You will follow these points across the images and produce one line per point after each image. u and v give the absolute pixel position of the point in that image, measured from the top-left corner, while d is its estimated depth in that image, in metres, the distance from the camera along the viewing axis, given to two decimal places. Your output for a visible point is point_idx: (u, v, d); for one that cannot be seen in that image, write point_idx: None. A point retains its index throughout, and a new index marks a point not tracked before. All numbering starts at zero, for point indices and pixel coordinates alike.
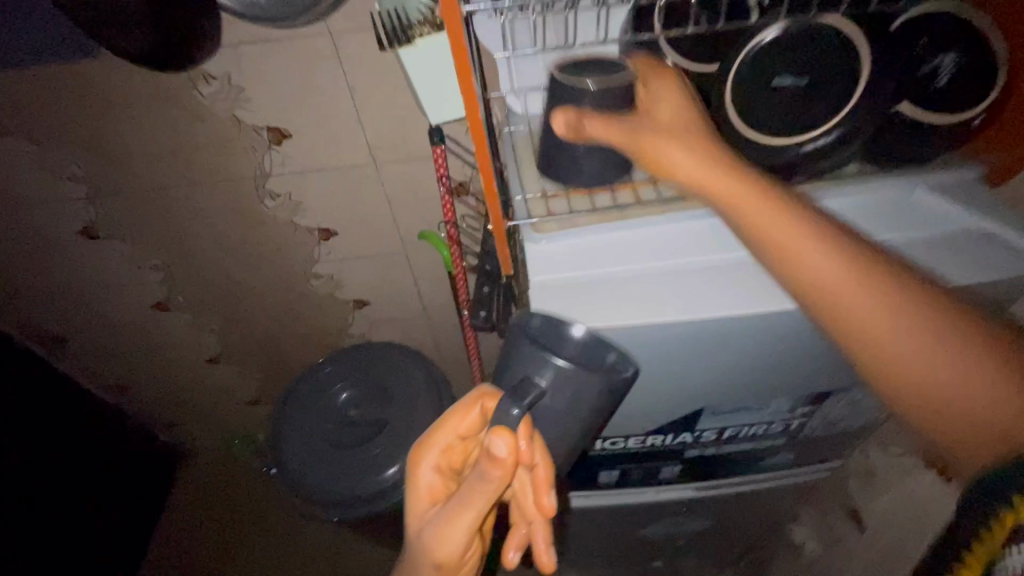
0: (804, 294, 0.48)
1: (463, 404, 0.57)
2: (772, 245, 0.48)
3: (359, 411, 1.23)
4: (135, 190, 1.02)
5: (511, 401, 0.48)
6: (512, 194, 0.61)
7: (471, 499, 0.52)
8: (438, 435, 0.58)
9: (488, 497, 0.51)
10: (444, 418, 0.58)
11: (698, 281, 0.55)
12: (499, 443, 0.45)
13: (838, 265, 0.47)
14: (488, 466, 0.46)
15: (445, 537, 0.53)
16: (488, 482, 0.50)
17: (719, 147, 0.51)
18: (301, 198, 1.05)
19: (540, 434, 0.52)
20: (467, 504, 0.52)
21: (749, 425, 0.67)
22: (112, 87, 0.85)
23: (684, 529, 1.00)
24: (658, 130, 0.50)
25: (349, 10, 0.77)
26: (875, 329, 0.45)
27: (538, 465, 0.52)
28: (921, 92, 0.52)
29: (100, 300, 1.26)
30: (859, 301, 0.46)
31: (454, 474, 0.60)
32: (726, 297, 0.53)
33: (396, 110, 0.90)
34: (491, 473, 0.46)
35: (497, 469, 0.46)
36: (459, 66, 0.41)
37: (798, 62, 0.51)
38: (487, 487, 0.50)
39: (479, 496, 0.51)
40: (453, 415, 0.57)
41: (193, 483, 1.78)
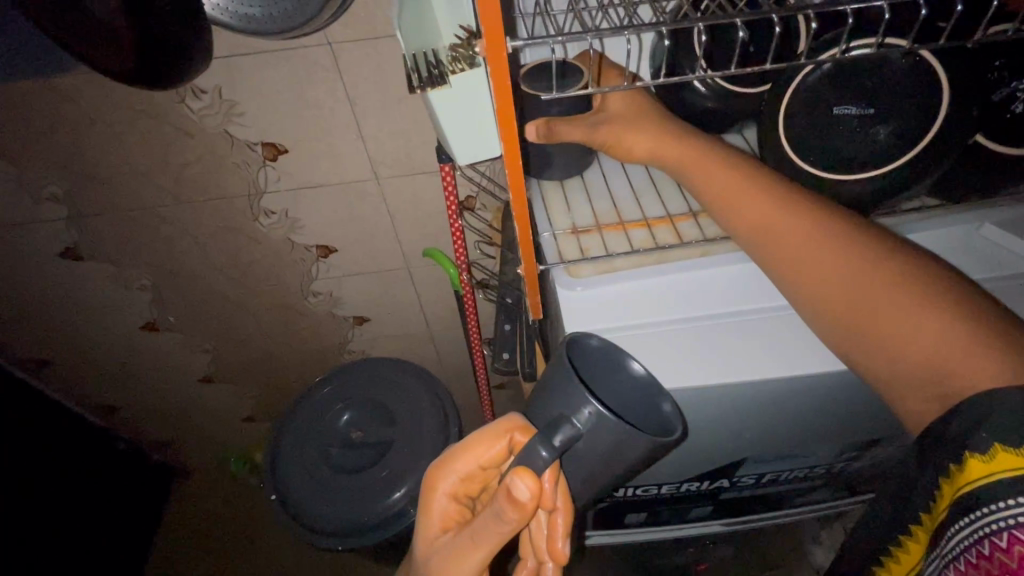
0: (782, 273, 0.50)
1: (488, 434, 0.50)
2: (766, 233, 0.50)
3: (361, 433, 1.16)
4: (120, 210, 0.95)
5: (541, 439, 0.43)
6: (541, 231, 0.59)
7: (483, 538, 0.47)
8: (458, 460, 0.51)
9: (502, 539, 0.46)
10: (467, 443, 0.51)
11: (747, 335, 0.53)
12: (522, 486, 0.41)
13: (825, 253, 0.48)
14: (506, 507, 0.43)
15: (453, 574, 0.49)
16: (505, 527, 0.45)
17: (699, 140, 0.54)
18: (298, 215, 0.99)
19: (563, 478, 0.47)
20: (479, 545, 0.47)
21: (791, 469, 0.63)
22: (92, 103, 0.78)
23: (707, 559, 0.96)
24: (616, 122, 0.54)
25: (350, 18, 0.70)
26: (912, 349, 0.44)
27: (558, 509, 0.47)
28: (994, 120, 0.49)
29: (84, 321, 1.19)
30: (853, 292, 0.47)
31: (470, 500, 0.55)
32: (778, 355, 0.51)
33: (400, 125, 0.84)
34: (508, 516, 0.43)
35: (516, 512, 0.42)
36: (499, 87, 0.38)
37: (864, 91, 0.47)
38: (502, 530, 0.45)
39: (492, 538, 0.46)
40: (478, 442, 0.50)
41: (188, 503, 1.71)
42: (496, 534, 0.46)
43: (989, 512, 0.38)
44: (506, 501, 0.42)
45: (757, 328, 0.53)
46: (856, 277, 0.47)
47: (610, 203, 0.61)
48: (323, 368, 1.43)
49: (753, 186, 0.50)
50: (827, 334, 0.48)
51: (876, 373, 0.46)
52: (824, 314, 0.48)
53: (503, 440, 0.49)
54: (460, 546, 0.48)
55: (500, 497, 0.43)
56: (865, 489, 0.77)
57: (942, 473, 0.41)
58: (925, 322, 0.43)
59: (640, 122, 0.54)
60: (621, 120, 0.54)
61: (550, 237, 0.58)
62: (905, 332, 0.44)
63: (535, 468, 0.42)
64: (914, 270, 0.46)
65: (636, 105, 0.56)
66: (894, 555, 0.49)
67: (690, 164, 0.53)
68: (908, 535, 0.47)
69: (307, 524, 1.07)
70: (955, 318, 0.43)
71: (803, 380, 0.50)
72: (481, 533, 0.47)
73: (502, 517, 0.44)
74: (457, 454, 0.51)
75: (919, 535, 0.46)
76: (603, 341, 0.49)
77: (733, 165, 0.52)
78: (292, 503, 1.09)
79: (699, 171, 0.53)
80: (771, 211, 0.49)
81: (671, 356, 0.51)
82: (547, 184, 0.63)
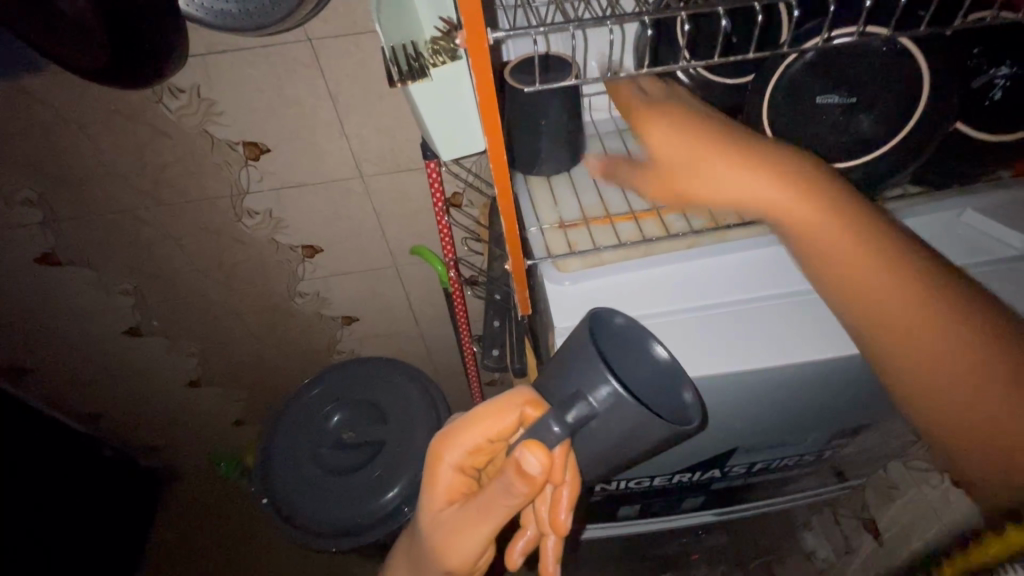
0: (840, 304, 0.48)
1: (498, 406, 0.49)
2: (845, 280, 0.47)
3: (353, 433, 1.15)
4: (98, 213, 0.93)
5: (554, 414, 0.43)
6: (527, 226, 0.59)
7: (487, 512, 0.47)
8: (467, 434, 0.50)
9: (510, 511, 0.47)
10: (478, 416, 0.50)
11: (748, 320, 0.53)
12: (533, 460, 0.41)
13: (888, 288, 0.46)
14: (512, 478, 0.43)
15: (459, 543, 0.49)
16: (510, 501, 0.45)
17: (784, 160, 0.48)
18: (282, 214, 0.97)
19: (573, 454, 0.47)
20: (484, 517, 0.48)
21: (782, 458, 0.64)
22: (65, 104, 0.76)
23: (699, 548, 0.97)
24: (679, 173, 0.50)
25: (330, 14, 0.69)
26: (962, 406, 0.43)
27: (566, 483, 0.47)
28: (975, 108, 0.50)
29: (65, 327, 1.16)
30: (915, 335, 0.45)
31: (475, 472, 0.54)
32: (776, 341, 0.51)
33: (383, 121, 0.83)
34: (518, 488, 0.43)
35: (525, 486, 0.43)
36: (481, 80, 0.37)
37: (847, 79, 0.47)
38: (507, 503, 0.46)
39: (498, 510, 0.47)
40: (488, 414, 0.49)
41: (179, 508, 1.70)
42: (500, 507, 0.46)
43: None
44: (512, 472, 0.43)
45: (756, 312, 0.54)
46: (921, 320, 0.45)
47: (596, 196, 0.61)
48: (313, 369, 1.41)
49: (824, 205, 0.47)
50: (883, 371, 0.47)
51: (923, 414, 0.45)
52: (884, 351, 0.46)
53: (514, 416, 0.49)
54: (465, 516, 0.49)
55: (506, 468, 0.43)
56: (854, 475, 0.79)
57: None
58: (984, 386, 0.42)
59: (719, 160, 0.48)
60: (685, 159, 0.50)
61: (537, 232, 0.58)
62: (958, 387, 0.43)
63: (547, 442, 0.42)
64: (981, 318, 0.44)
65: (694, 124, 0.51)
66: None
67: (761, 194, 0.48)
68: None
69: (299, 526, 1.06)
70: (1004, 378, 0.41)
71: (794, 367, 0.50)
72: (486, 506, 0.47)
73: (510, 490, 0.44)
74: (466, 428, 0.51)
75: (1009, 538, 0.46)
76: (628, 321, 0.48)
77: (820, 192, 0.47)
78: (284, 505, 1.08)
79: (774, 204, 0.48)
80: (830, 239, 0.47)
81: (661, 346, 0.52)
82: (533, 178, 0.62)
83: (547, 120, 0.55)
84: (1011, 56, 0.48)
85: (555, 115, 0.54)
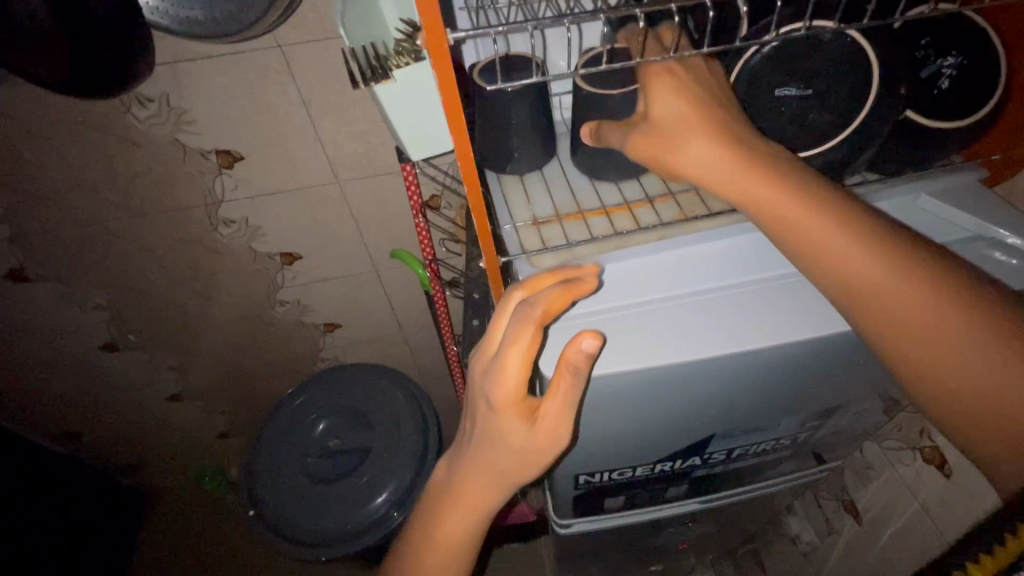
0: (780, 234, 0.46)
1: (527, 336, 0.44)
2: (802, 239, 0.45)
3: (339, 440, 1.14)
4: (69, 227, 0.91)
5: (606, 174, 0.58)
6: (501, 224, 0.59)
7: (559, 416, 0.46)
8: (504, 378, 0.45)
9: (565, 396, 0.45)
10: (504, 360, 0.45)
11: (779, 321, 0.51)
12: (588, 342, 0.41)
13: (843, 237, 0.44)
14: (585, 373, 0.43)
15: (519, 458, 0.48)
16: (578, 394, 0.45)
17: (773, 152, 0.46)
18: (259, 222, 0.96)
19: (557, 377, 0.45)
20: (554, 425, 0.46)
21: (758, 442, 0.66)
22: (30, 115, 0.75)
23: (687, 536, 0.99)
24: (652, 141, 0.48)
25: (299, 20, 0.69)
26: (899, 326, 0.43)
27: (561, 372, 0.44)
28: (925, 98, 0.53)
29: (37, 345, 1.14)
30: (866, 262, 0.44)
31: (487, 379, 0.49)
32: (772, 329, 0.51)
33: (358, 126, 0.83)
34: (571, 375, 0.43)
35: (571, 371, 0.43)
36: (443, 78, 0.38)
37: (802, 73, 0.49)
38: (577, 396, 0.45)
39: (553, 404, 0.45)
40: (518, 348, 0.44)
41: (166, 524, 1.67)
42: (571, 405, 0.46)
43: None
44: (578, 369, 0.43)
45: (776, 310, 0.52)
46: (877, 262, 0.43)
47: (568, 192, 0.62)
48: (296, 378, 1.41)
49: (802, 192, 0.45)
50: (826, 290, 0.46)
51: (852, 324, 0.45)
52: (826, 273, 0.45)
53: (547, 322, 0.45)
54: (534, 438, 0.47)
55: (567, 369, 0.43)
56: (830, 456, 0.81)
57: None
58: (936, 315, 0.42)
59: (698, 133, 0.46)
60: (717, 120, 0.46)
61: (511, 229, 0.59)
62: (908, 310, 0.42)
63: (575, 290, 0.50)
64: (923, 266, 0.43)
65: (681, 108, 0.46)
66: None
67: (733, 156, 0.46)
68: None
69: (286, 535, 1.05)
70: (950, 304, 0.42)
71: (766, 352, 0.51)
72: (557, 413, 0.46)
73: (570, 382, 0.44)
74: (504, 373, 0.45)
75: None
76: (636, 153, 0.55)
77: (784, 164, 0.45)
78: (271, 515, 1.07)
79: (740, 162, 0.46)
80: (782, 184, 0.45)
81: (622, 347, 0.50)
82: (505, 179, 0.63)
83: (516, 118, 0.55)
84: (957, 47, 0.52)
85: (525, 113, 0.55)
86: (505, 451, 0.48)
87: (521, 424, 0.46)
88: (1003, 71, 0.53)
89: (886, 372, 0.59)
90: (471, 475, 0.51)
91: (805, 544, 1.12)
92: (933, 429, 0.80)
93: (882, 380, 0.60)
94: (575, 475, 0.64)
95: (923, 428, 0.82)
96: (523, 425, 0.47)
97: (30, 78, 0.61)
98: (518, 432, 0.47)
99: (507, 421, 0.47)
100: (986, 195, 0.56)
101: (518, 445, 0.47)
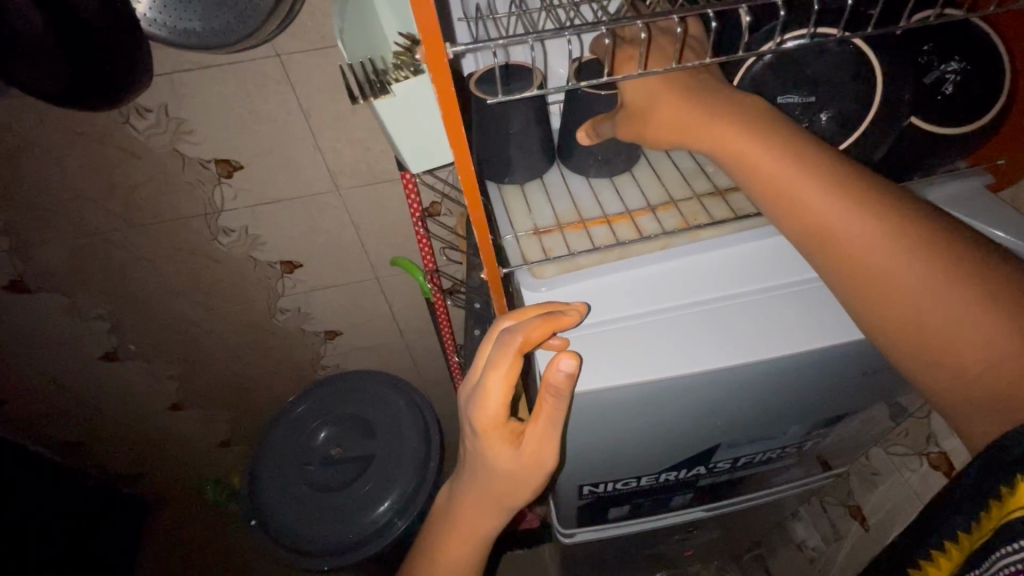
0: (784, 207, 0.45)
1: (506, 364, 0.45)
2: (813, 221, 0.44)
3: (341, 448, 1.12)
4: (68, 238, 0.91)
5: (600, 158, 0.60)
6: (502, 234, 0.59)
7: (543, 440, 0.48)
8: (487, 404, 0.46)
9: (549, 419, 0.47)
10: (486, 388, 0.46)
11: (781, 331, 0.51)
12: (566, 363, 0.44)
13: (869, 222, 0.42)
14: (566, 394, 0.45)
15: (508, 480, 0.49)
16: (562, 415, 0.47)
17: (778, 133, 0.45)
18: (259, 231, 0.96)
19: (540, 402, 0.46)
20: (539, 449, 0.48)
21: (763, 451, 0.66)
22: (27, 127, 0.74)
23: (691, 543, 0.98)
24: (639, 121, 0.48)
25: (297, 28, 0.69)
26: (904, 301, 0.42)
27: (544, 396, 0.46)
28: (931, 103, 0.53)
29: (37, 356, 1.13)
30: (882, 242, 0.42)
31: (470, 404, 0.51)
32: (776, 339, 0.50)
33: (357, 134, 0.82)
34: (554, 396, 0.45)
35: (554, 392, 0.45)
36: (442, 90, 0.37)
37: (805, 80, 0.49)
38: (560, 418, 0.47)
39: (537, 427, 0.47)
40: (498, 375, 0.46)
41: (167, 533, 1.66)
42: (556, 429, 0.47)
43: (1007, 550, 0.34)
44: (559, 391, 0.45)
45: (777, 319, 0.51)
46: (887, 238, 0.42)
47: (569, 201, 0.62)
48: (297, 385, 1.40)
49: (814, 173, 0.44)
50: (840, 289, 0.45)
51: (854, 297, 0.44)
52: (829, 247, 0.44)
53: (529, 350, 0.47)
54: (523, 463, 0.48)
55: (549, 390, 0.45)
56: (835, 462, 0.80)
57: (993, 495, 0.37)
58: (940, 294, 0.40)
59: (676, 109, 0.46)
60: (708, 106, 0.46)
61: (512, 240, 0.58)
62: (915, 285, 0.41)
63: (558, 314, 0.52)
64: (942, 250, 0.41)
65: (655, 90, 0.47)
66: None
67: (722, 134, 0.46)
68: (939, 550, 0.42)
69: (288, 545, 1.04)
70: (962, 280, 0.40)
71: (772, 362, 0.50)
72: (541, 437, 0.47)
73: (554, 404, 0.46)
74: (487, 397, 0.46)
75: (954, 553, 0.41)
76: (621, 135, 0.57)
77: (790, 145, 0.45)
78: (272, 525, 1.06)
79: (728, 141, 0.45)
80: (796, 169, 0.44)
81: (624, 357, 0.50)
82: (506, 188, 0.63)
83: (515, 128, 0.55)
84: (960, 52, 0.51)
85: (524, 121, 0.55)
86: (495, 476, 0.50)
87: (508, 448, 0.48)
88: (1008, 76, 0.52)
89: (891, 380, 0.58)
90: (469, 494, 0.52)
91: (811, 550, 1.11)
92: (940, 435, 0.79)
93: (887, 387, 0.59)
94: (579, 486, 0.64)
95: (930, 434, 0.81)
96: (510, 448, 0.48)
97: (25, 87, 0.60)
98: (505, 455, 0.48)
99: (492, 444, 0.48)
100: (992, 200, 0.56)
101: (506, 470, 0.49)
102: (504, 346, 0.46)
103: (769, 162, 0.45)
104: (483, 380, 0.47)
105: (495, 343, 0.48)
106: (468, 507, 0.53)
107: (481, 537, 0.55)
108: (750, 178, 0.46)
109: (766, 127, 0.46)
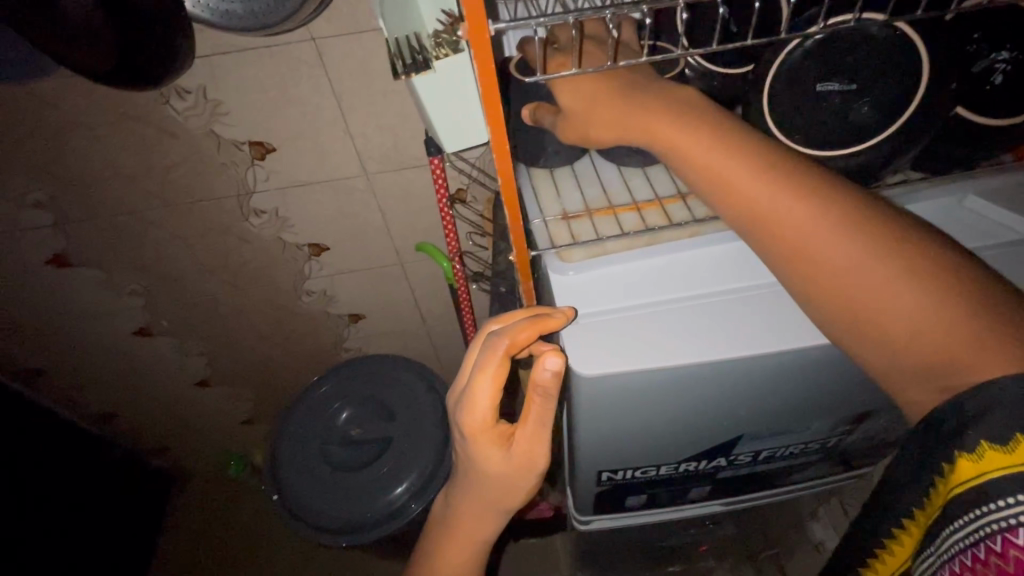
0: (762, 232, 0.44)
1: (491, 368, 0.47)
2: (797, 253, 0.43)
3: (360, 429, 1.15)
4: (107, 214, 0.94)
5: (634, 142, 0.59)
6: (531, 218, 0.59)
7: (533, 439, 0.49)
8: (474, 407, 0.48)
9: (535, 418, 0.48)
10: (471, 393, 0.48)
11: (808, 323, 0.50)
12: (551, 363, 0.44)
13: (860, 259, 0.41)
14: (554, 393, 0.46)
15: (501, 479, 0.51)
16: (551, 413, 0.48)
17: (768, 159, 0.44)
18: (289, 214, 0.98)
19: (526, 403, 0.48)
20: (530, 449, 0.49)
21: (787, 446, 0.65)
22: (73, 106, 0.77)
23: (707, 538, 0.97)
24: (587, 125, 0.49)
25: (332, 12, 0.70)
26: (861, 298, 0.41)
27: (530, 398, 0.47)
28: (980, 96, 0.51)
29: (74, 329, 1.18)
30: (880, 282, 0.40)
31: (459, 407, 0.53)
32: (803, 332, 0.50)
33: (388, 119, 0.83)
34: (540, 395, 0.46)
35: (541, 391, 0.46)
36: (482, 68, 0.37)
37: (848, 67, 0.48)
38: (549, 416, 0.49)
39: (524, 427, 0.49)
40: (483, 380, 0.47)
41: (191, 506, 1.72)
42: (545, 428, 0.49)
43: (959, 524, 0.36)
44: (547, 390, 0.46)
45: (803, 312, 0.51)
46: (895, 272, 0.40)
47: (599, 188, 0.62)
48: (319, 367, 1.43)
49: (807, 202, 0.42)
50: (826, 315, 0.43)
51: (808, 296, 0.44)
52: (784, 251, 0.43)
53: (517, 351, 0.48)
54: (517, 459, 0.50)
55: (539, 390, 0.46)
56: (859, 462, 0.79)
57: (936, 473, 0.38)
58: (899, 285, 0.40)
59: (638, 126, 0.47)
60: (681, 120, 0.46)
61: (540, 224, 0.58)
62: (867, 278, 0.41)
63: None
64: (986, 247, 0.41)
65: (608, 102, 0.48)
66: (890, 547, 0.46)
67: (699, 155, 0.45)
68: (900, 527, 0.44)
69: (308, 520, 1.06)
70: (993, 277, 0.40)
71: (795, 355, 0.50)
72: (531, 435, 0.49)
73: (539, 405, 0.47)
74: (475, 400, 0.48)
75: (913, 530, 0.43)
76: None
77: (779, 170, 0.44)
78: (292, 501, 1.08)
79: (706, 164, 0.45)
80: (786, 197, 0.43)
81: (641, 346, 0.50)
82: (536, 173, 0.63)
83: None
84: (1010, 41, 0.49)
85: None
86: (485, 475, 0.51)
87: (499, 448, 0.49)
88: None
89: None
90: (476, 487, 0.53)
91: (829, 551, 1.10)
92: None
93: None
94: (599, 472, 0.64)
95: None
96: (500, 449, 0.50)
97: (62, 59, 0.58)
98: (496, 457, 0.50)
99: (485, 445, 0.49)
100: None
101: (499, 468, 0.50)
102: (488, 351, 0.48)
103: (752, 188, 0.44)
104: (471, 383, 0.48)
105: (483, 345, 0.50)
106: (469, 501, 0.54)
107: (490, 524, 0.56)
108: (730, 205, 0.45)
109: (755, 150, 0.44)
